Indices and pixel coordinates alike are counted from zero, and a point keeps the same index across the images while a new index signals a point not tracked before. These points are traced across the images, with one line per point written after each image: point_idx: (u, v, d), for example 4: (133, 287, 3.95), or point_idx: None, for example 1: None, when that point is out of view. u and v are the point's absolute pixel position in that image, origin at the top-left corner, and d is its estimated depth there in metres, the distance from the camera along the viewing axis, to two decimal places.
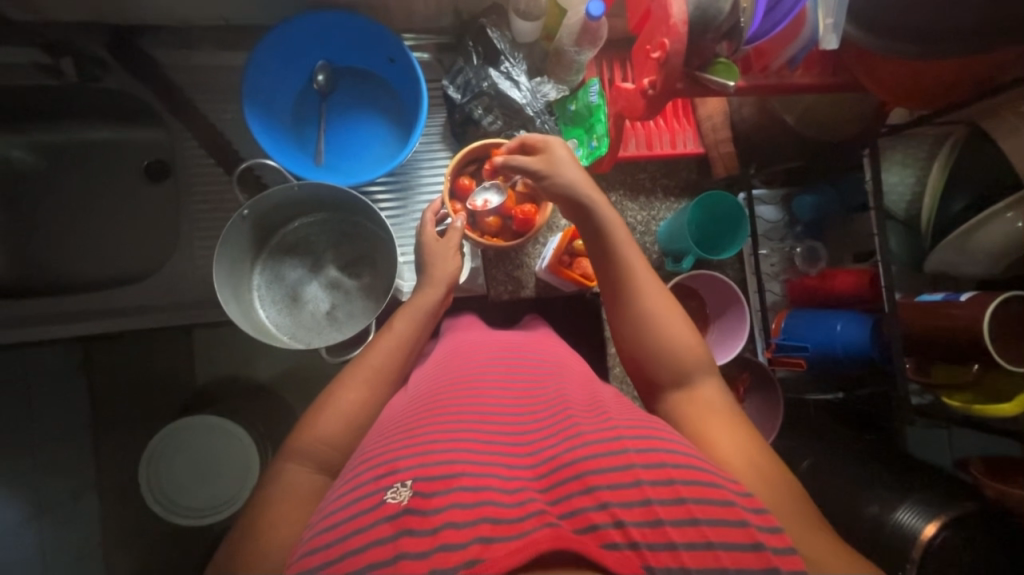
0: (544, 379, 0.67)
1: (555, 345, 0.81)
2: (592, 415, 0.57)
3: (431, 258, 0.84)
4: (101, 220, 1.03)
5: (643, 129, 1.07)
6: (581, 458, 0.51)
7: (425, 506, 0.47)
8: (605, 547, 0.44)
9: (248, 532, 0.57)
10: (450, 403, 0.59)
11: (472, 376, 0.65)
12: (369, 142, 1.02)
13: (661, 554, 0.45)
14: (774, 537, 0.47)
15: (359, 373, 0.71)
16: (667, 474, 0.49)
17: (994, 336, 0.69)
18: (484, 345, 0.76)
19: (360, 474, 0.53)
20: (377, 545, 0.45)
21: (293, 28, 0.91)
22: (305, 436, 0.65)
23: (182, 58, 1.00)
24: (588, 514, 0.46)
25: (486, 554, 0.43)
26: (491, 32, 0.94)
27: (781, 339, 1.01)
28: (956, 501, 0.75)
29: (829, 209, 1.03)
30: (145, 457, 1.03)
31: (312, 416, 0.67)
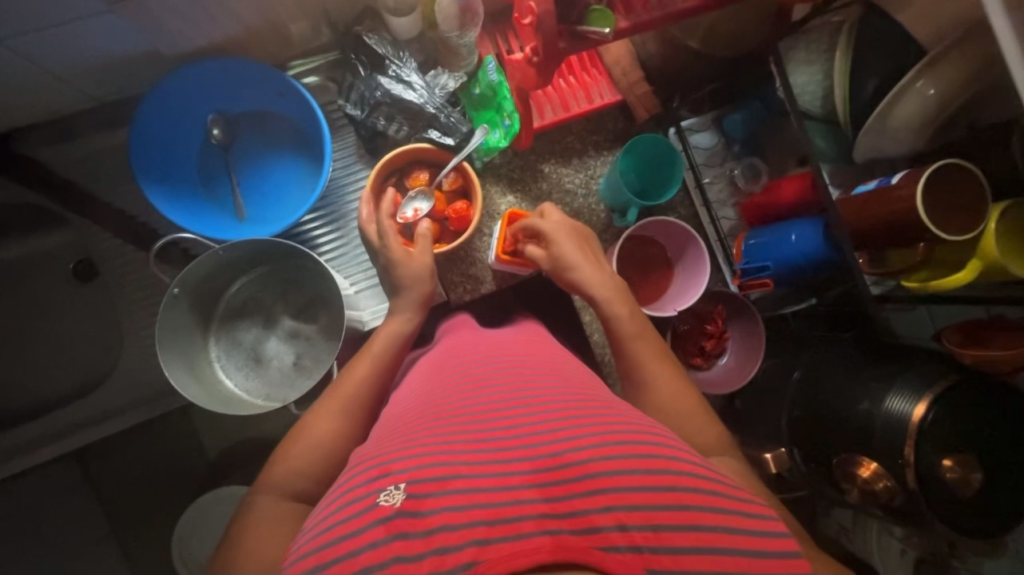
0: (547, 373, 0.63)
1: (545, 342, 0.78)
2: (596, 413, 0.54)
3: (406, 276, 0.81)
4: (45, 333, 1.01)
5: (555, 91, 1.02)
6: (585, 458, 0.48)
7: (419, 508, 0.44)
8: (606, 549, 0.41)
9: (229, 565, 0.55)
10: (451, 408, 0.57)
11: (472, 379, 0.62)
12: (283, 183, 0.99)
13: (663, 556, 0.42)
14: (777, 542, 0.45)
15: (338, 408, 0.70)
16: (673, 481, 0.47)
17: (931, 209, 0.69)
18: (482, 346, 0.73)
19: (356, 474, 0.51)
20: (370, 549, 0.43)
21: (168, 89, 0.87)
22: (282, 469, 0.65)
23: (64, 152, 0.95)
24: (591, 516, 0.43)
25: (484, 557, 0.40)
26: (369, 39, 0.91)
27: (744, 263, 1.00)
28: (940, 376, 0.75)
29: (759, 121, 1.00)
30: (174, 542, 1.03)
31: (297, 449, 0.66)
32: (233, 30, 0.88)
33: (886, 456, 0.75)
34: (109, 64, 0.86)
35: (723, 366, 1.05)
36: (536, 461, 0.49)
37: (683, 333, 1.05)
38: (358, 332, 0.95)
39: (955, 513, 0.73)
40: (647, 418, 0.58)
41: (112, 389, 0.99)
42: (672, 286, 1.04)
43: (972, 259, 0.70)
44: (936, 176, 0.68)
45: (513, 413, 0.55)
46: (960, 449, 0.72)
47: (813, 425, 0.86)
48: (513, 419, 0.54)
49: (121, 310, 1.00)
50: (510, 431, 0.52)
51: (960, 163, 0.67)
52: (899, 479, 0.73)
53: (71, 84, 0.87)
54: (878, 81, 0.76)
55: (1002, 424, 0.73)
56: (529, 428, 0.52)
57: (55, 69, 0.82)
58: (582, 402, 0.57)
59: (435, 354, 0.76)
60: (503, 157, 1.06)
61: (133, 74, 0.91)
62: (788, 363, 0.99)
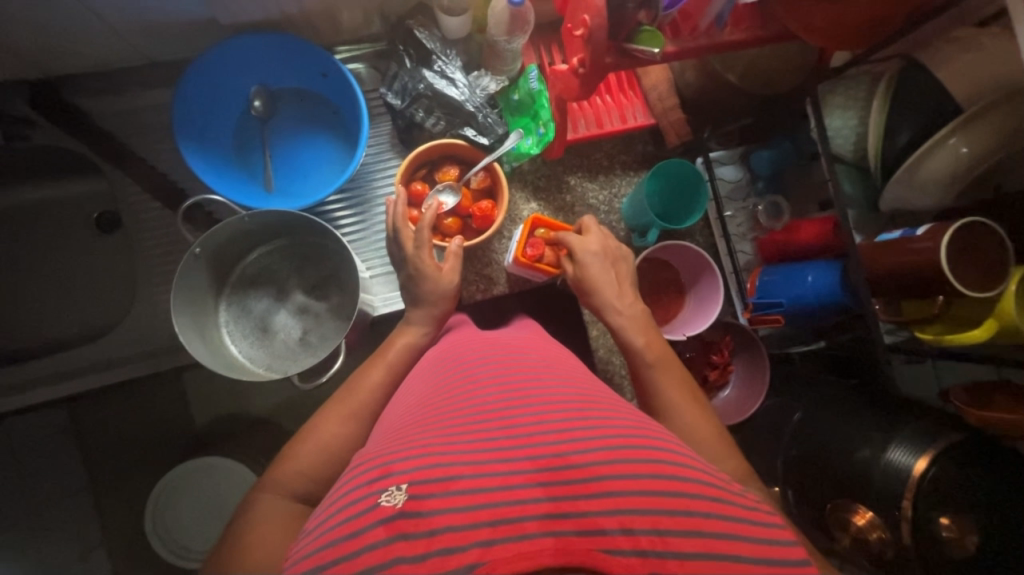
0: (548, 373, 0.63)
1: (546, 342, 0.78)
2: (598, 415, 0.55)
3: (419, 273, 0.81)
4: (60, 279, 1.02)
5: (591, 108, 1.04)
6: (587, 460, 0.48)
7: (421, 509, 0.44)
8: (610, 552, 0.41)
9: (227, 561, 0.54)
10: (453, 408, 0.56)
11: (471, 379, 0.62)
12: (315, 160, 1.00)
13: (668, 560, 0.42)
14: (770, 550, 0.46)
15: (343, 407, 0.70)
16: (674, 485, 0.47)
17: (953, 263, 0.69)
18: (480, 344, 0.73)
19: (355, 476, 0.50)
20: (372, 551, 0.42)
21: (218, 56, 0.90)
22: (288, 467, 0.65)
23: (110, 104, 0.98)
24: (594, 518, 0.43)
25: (487, 557, 0.40)
26: (419, 33, 0.94)
27: (757, 297, 1.00)
28: (944, 432, 0.74)
29: (787, 162, 1.02)
30: (149, 503, 1.01)
31: (294, 451, 0.66)
32: (290, 10, 0.90)
33: (882, 507, 0.74)
34: (166, 25, 0.88)
35: (723, 399, 1.05)
36: (538, 461, 0.49)
37: (688, 360, 1.05)
38: (367, 316, 0.95)
39: (949, 574, 0.71)
40: (647, 419, 0.58)
41: (117, 341, 0.99)
42: (682, 313, 1.04)
43: (990, 317, 0.70)
44: (960, 231, 0.69)
45: (516, 413, 0.54)
46: (959, 509, 0.71)
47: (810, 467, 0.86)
48: (515, 417, 0.54)
49: (138, 265, 1.01)
50: (512, 430, 0.52)
51: (985, 223, 0.68)
52: (894, 532, 0.73)
53: (127, 40, 0.90)
54: (912, 132, 0.77)
55: (1003, 489, 0.72)
56: (530, 427, 0.52)
57: (115, 24, 0.85)
58: (583, 403, 0.57)
59: (434, 350, 0.76)
60: (532, 164, 1.08)
61: (187, 38, 0.93)
62: (789, 403, 0.99)
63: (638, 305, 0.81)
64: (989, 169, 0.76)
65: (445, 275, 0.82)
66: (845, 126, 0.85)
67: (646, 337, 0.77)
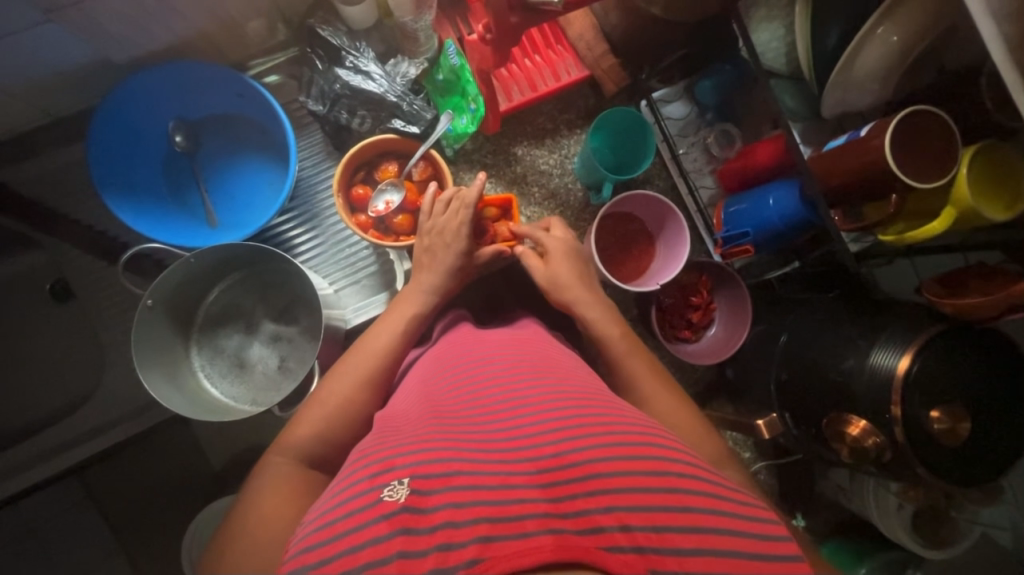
0: (546, 371, 0.63)
1: (545, 339, 0.77)
2: (598, 413, 0.54)
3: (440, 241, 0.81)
4: (28, 357, 1.01)
5: (521, 71, 1.00)
6: (586, 458, 0.48)
7: (424, 505, 0.44)
8: (609, 549, 0.41)
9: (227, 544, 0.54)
10: (452, 409, 0.57)
11: (470, 382, 0.62)
12: (252, 184, 0.97)
13: (666, 557, 0.41)
14: (774, 544, 0.45)
15: (332, 399, 0.67)
16: (674, 483, 0.47)
17: (903, 160, 0.68)
18: (479, 342, 0.73)
19: (357, 469, 0.50)
20: (375, 544, 0.42)
21: (122, 98, 0.86)
22: (297, 432, 0.65)
23: (27, 171, 0.94)
24: (593, 516, 0.43)
25: (487, 554, 0.40)
26: (322, 31, 0.89)
27: (725, 232, 0.98)
28: (925, 326, 0.74)
29: (729, 87, 0.97)
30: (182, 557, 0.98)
31: (296, 428, 0.65)
32: (184, 32, 0.86)
33: (873, 412, 0.74)
34: (58, 76, 0.84)
35: (712, 336, 1.05)
36: (538, 462, 0.48)
37: (668, 307, 1.04)
38: (340, 330, 0.93)
39: (946, 464, 0.72)
40: (649, 419, 0.57)
41: (99, 406, 0.99)
42: (654, 261, 1.03)
43: (947, 207, 0.68)
44: (901, 122, 0.67)
45: (515, 415, 0.55)
46: (947, 400, 0.72)
47: (801, 387, 0.86)
48: (514, 419, 0.54)
49: (103, 326, 1.00)
50: (512, 433, 0.52)
51: (927, 109, 0.67)
52: (889, 435, 0.73)
53: (24, 100, 0.86)
54: (841, 30, 0.76)
55: (988, 373, 0.73)
56: (530, 427, 0.52)
57: (6, 85, 0.81)
58: (584, 401, 0.57)
59: (433, 351, 0.75)
60: (474, 142, 1.05)
61: (87, 85, 0.89)
62: (774, 328, 0.99)
63: (610, 300, 0.81)
64: (927, 51, 0.73)
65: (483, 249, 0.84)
66: (774, 38, 0.83)
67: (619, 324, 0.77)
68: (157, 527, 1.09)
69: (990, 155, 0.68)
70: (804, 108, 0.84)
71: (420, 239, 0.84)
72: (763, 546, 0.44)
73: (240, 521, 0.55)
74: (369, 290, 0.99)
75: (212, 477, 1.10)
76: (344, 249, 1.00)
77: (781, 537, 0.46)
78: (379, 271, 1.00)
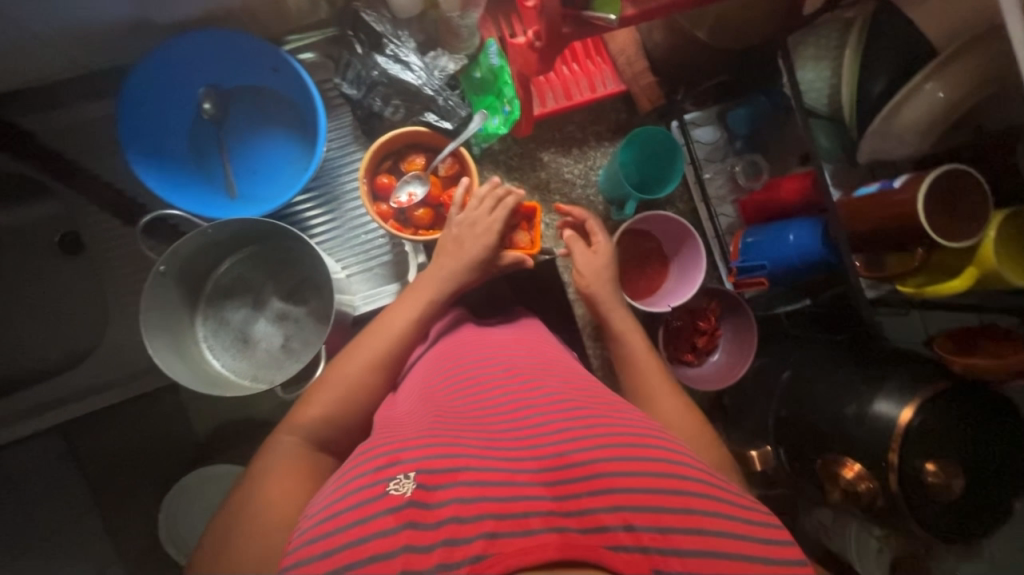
0: (550, 372, 0.63)
1: (549, 339, 0.77)
2: (603, 413, 0.54)
3: (464, 224, 0.82)
4: (29, 307, 1.00)
5: (558, 78, 1.00)
6: (593, 457, 0.48)
7: (429, 499, 0.44)
8: (611, 548, 0.41)
9: (230, 524, 0.54)
10: (457, 405, 0.56)
11: (474, 379, 0.62)
12: (278, 160, 0.96)
13: (668, 557, 0.42)
14: (774, 547, 0.46)
15: (337, 390, 0.67)
16: (677, 483, 0.47)
17: (932, 216, 0.68)
18: (484, 341, 0.72)
19: (359, 463, 0.49)
20: (381, 537, 0.42)
21: (157, 56, 0.84)
22: (306, 412, 0.65)
23: (53, 121, 0.94)
24: (598, 514, 0.43)
25: (492, 550, 0.40)
26: (367, 16, 0.89)
27: (740, 261, 0.99)
28: (930, 380, 0.75)
29: (764, 118, 0.98)
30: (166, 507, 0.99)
31: (303, 410, 0.65)
32: (226, 1, 0.85)
33: (870, 458, 0.75)
34: (96, 29, 0.83)
35: (714, 363, 1.05)
36: (543, 461, 0.48)
37: (676, 329, 1.04)
38: (347, 316, 0.92)
39: (935, 518, 0.73)
40: (652, 421, 0.57)
41: (98, 364, 0.99)
42: (667, 282, 1.03)
43: (969, 267, 0.69)
44: (937, 180, 0.68)
45: (520, 414, 0.54)
46: (945, 455, 0.72)
47: (799, 424, 0.87)
48: (521, 417, 0.54)
49: (109, 285, 0.99)
50: (518, 431, 0.52)
51: (967, 170, 0.67)
52: (882, 482, 0.73)
53: (57, 50, 0.85)
54: (888, 79, 0.76)
55: (985, 431, 0.73)
56: (536, 428, 0.52)
57: (42, 34, 0.80)
58: (589, 401, 0.56)
59: (437, 346, 0.74)
60: (502, 143, 1.05)
61: (123, 41, 0.89)
62: (778, 363, 0.99)
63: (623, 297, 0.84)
64: (968, 110, 0.73)
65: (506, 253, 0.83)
66: (818, 79, 0.84)
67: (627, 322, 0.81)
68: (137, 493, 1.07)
69: (1019, 221, 0.69)
70: (837, 150, 0.85)
71: (448, 227, 0.83)
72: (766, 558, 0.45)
73: (245, 501, 0.55)
74: (380, 279, 0.99)
75: (198, 450, 1.08)
76: (361, 234, 1.00)
77: (776, 539, 0.47)
78: (392, 261, 0.99)
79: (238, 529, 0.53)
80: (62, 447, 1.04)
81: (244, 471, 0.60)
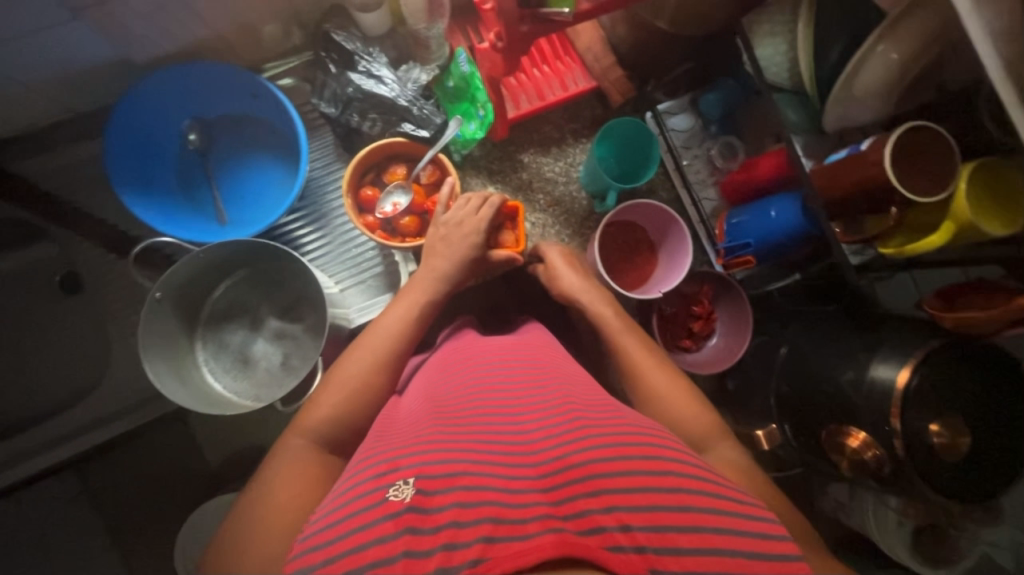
0: (547, 375, 0.63)
1: (545, 343, 0.77)
2: (599, 415, 0.54)
3: (449, 220, 0.84)
4: (34, 348, 1.03)
5: (530, 81, 1.02)
6: (589, 458, 0.48)
7: (428, 504, 0.44)
8: (610, 549, 0.41)
9: (241, 522, 0.53)
10: (457, 412, 0.56)
11: (473, 385, 0.62)
12: (264, 183, 0.99)
13: (665, 557, 0.42)
14: (776, 544, 0.45)
15: (338, 390, 0.66)
16: (674, 483, 0.47)
17: (901, 175, 0.70)
18: (482, 347, 0.72)
19: (360, 469, 0.50)
20: (380, 544, 0.42)
21: (141, 93, 0.88)
22: (314, 413, 0.64)
23: (48, 165, 0.97)
24: (594, 516, 0.43)
25: (489, 554, 0.39)
26: (337, 36, 0.92)
27: (726, 243, 0.99)
28: (924, 340, 0.74)
29: (735, 100, 1.00)
30: (179, 539, 0.98)
31: (311, 405, 0.65)
32: (203, 36, 0.89)
33: (872, 424, 0.74)
34: (82, 73, 0.87)
35: (713, 346, 1.05)
36: (541, 465, 0.48)
37: (670, 316, 1.05)
38: (342, 329, 0.93)
39: (944, 480, 0.72)
40: (649, 420, 0.57)
41: (103, 396, 1.01)
42: (656, 270, 1.03)
43: (946, 222, 0.69)
44: (902, 139, 0.69)
45: (518, 416, 0.55)
46: (946, 414, 0.72)
47: (801, 398, 0.86)
48: (518, 420, 0.54)
49: (109, 318, 1.02)
50: (514, 435, 0.52)
51: (930, 125, 0.68)
52: (887, 447, 0.73)
53: (46, 95, 0.89)
54: (843, 45, 0.79)
55: (985, 387, 0.73)
56: (533, 429, 0.52)
57: (31, 82, 0.84)
58: (586, 403, 0.57)
59: (436, 358, 0.76)
60: (482, 148, 1.07)
61: (109, 82, 0.93)
62: (776, 340, 0.99)
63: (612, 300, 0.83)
64: (926, 69, 0.75)
65: (494, 252, 0.85)
66: (777, 54, 0.86)
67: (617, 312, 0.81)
68: (147, 529, 1.06)
69: (987, 172, 0.70)
70: (805, 122, 0.87)
71: (435, 228, 0.85)
72: (768, 552, 0.44)
73: (251, 506, 0.54)
74: (373, 291, 1.00)
75: (206, 477, 1.08)
76: (351, 249, 1.02)
77: (778, 536, 0.46)
78: (383, 272, 1.01)
79: (243, 536, 0.52)
80: (74, 485, 1.05)
81: (252, 476, 0.60)
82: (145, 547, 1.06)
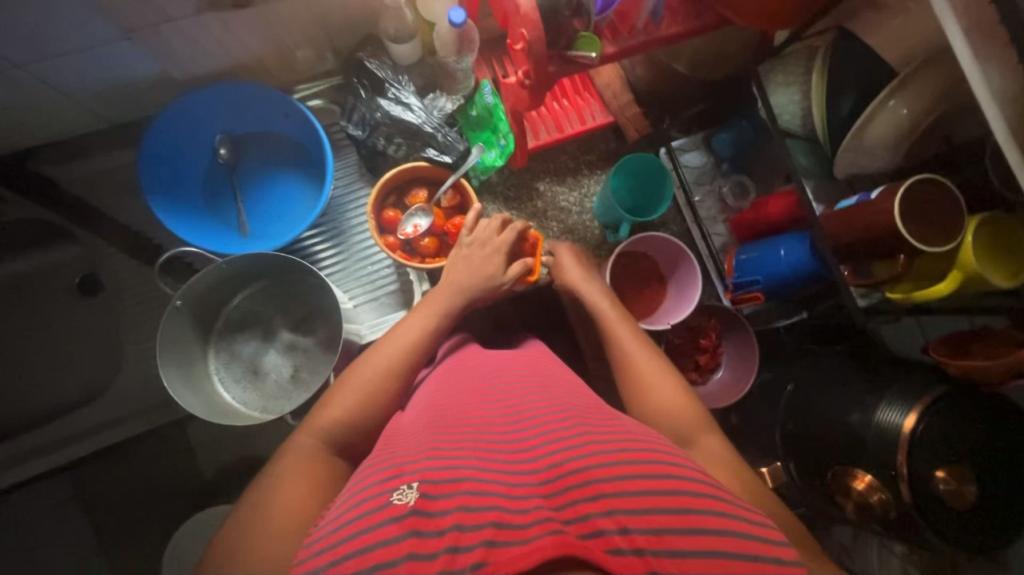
0: (546, 387, 0.64)
1: (548, 356, 0.77)
2: (597, 424, 0.55)
3: (476, 235, 0.87)
4: (46, 349, 1.04)
5: (550, 113, 1.06)
6: (586, 464, 0.48)
7: (432, 508, 0.45)
8: (610, 553, 0.41)
9: (246, 527, 0.52)
10: (458, 421, 0.57)
11: (475, 395, 0.62)
12: (287, 198, 1.02)
13: (664, 559, 0.41)
14: (781, 550, 0.44)
15: (349, 394, 0.67)
16: (674, 488, 0.47)
17: (911, 225, 0.72)
18: (484, 360, 0.73)
19: (367, 475, 0.51)
20: (384, 546, 0.42)
21: (177, 106, 0.91)
22: (325, 413, 0.65)
23: (79, 171, 1.01)
24: (594, 519, 0.43)
25: (491, 558, 0.39)
26: (370, 63, 0.96)
27: (735, 278, 1.01)
28: (932, 386, 0.75)
29: (748, 142, 1.03)
30: (168, 550, 0.96)
31: (325, 403, 0.67)
32: (241, 57, 0.93)
33: (878, 467, 0.74)
34: (123, 87, 0.91)
35: (718, 380, 1.05)
36: (541, 473, 0.49)
37: (677, 347, 1.04)
38: (354, 345, 0.94)
39: (951, 527, 0.71)
40: (652, 432, 0.57)
41: (112, 400, 1.02)
42: (665, 302, 1.05)
43: (953, 270, 0.72)
44: (911, 191, 0.72)
45: (518, 427, 0.55)
46: (954, 462, 0.71)
47: (805, 436, 0.87)
48: (519, 430, 0.55)
49: (125, 322, 1.04)
50: (516, 444, 0.53)
51: (939, 179, 0.71)
52: (894, 492, 0.73)
53: (86, 106, 0.93)
54: (853, 97, 0.83)
55: (989, 435, 0.73)
56: (534, 438, 0.53)
57: (73, 92, 0.88)
58: (581, 413, 0.57)
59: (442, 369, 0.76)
60: (500, 175, 1.10)
61: (146, 97, 0.96)
62: (781, 376, 1.00)
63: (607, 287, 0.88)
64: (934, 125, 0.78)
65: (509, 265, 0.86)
66: (791, 102, 0.90)
67: (609, 300, 0.85)
68: (139, 537, 1.05)
69: (996, 225, 0.72)
70: (816, 167, 0.90)
71: (457, 250, 0.87)
72: (764, 557, 0.44)
73: (260, 506, 0.54)
74: (386, 308, 1.02)
75: (203, 487, 1.07)
76: (367, 266, 1.04)
77: (776, 541, 0.45)
78: (397, 290, 1.03)
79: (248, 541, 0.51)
80: (71, 488, 1.05)
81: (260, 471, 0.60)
82: (136, 556, 1.05)
